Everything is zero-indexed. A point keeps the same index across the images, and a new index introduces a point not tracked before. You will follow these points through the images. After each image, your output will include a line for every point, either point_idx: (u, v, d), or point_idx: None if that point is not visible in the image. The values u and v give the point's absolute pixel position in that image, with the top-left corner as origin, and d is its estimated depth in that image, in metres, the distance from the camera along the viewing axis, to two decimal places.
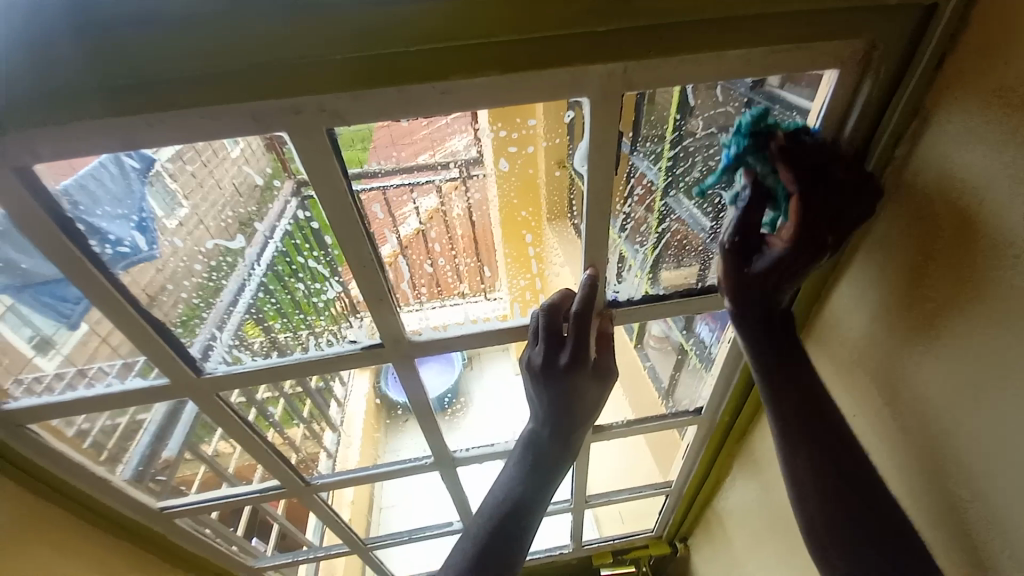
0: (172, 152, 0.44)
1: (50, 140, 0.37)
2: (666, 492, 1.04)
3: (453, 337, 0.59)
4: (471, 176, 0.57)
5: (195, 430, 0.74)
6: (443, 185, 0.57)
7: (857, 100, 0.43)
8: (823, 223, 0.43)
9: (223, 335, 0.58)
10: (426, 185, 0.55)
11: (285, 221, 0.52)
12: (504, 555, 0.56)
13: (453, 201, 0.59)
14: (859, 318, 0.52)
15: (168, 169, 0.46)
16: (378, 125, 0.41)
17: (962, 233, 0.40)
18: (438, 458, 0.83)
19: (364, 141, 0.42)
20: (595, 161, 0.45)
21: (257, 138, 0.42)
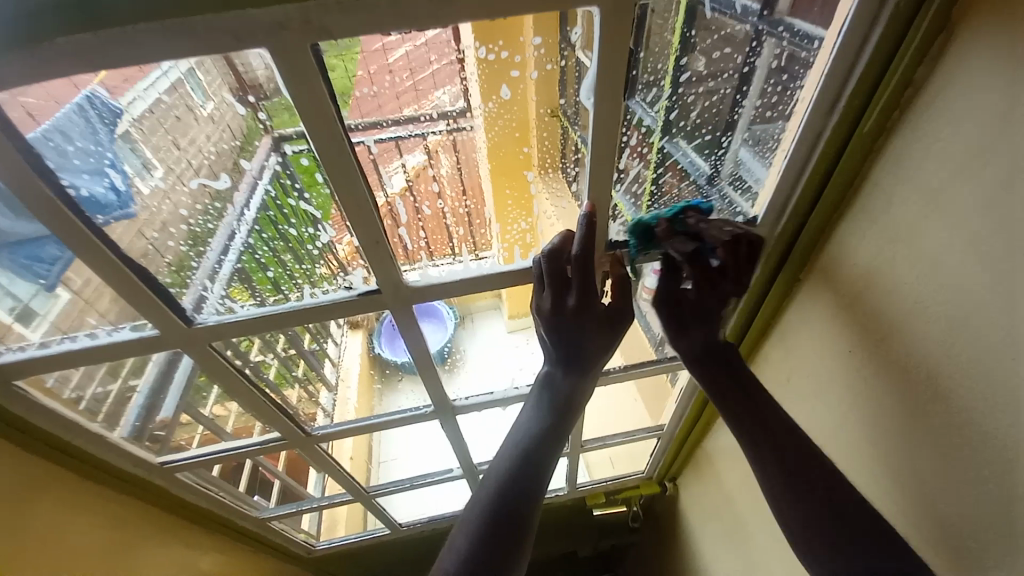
0: (145, 104, 0.42)
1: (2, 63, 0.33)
2: (658, 435, 1.09)
3: (452, 283, 0.58)
4: (457, 128, 0.54)
5: (190, 392, 0.73)
6: (430, 139, 0.54)
7: (884, 12, 0.41)
8: (727, 279, 0.57)
9: (215, 286, 0.56)
10: (411, 140, 0.51)
11: (266, 172, 0.50)
12: (528, 488, 0.58)
13: (440, 156, 0.56)
14: (861, 256, 0.52)
15: (139, 124, 0.43)
16: (357, 75, 0.41)
17: (979, 158, 0.39)
18: (438, 407, 0.84)
19: (346, 94, 0.40)
20: (603, 87, 0.42)
21: (219, 64, 0.38)
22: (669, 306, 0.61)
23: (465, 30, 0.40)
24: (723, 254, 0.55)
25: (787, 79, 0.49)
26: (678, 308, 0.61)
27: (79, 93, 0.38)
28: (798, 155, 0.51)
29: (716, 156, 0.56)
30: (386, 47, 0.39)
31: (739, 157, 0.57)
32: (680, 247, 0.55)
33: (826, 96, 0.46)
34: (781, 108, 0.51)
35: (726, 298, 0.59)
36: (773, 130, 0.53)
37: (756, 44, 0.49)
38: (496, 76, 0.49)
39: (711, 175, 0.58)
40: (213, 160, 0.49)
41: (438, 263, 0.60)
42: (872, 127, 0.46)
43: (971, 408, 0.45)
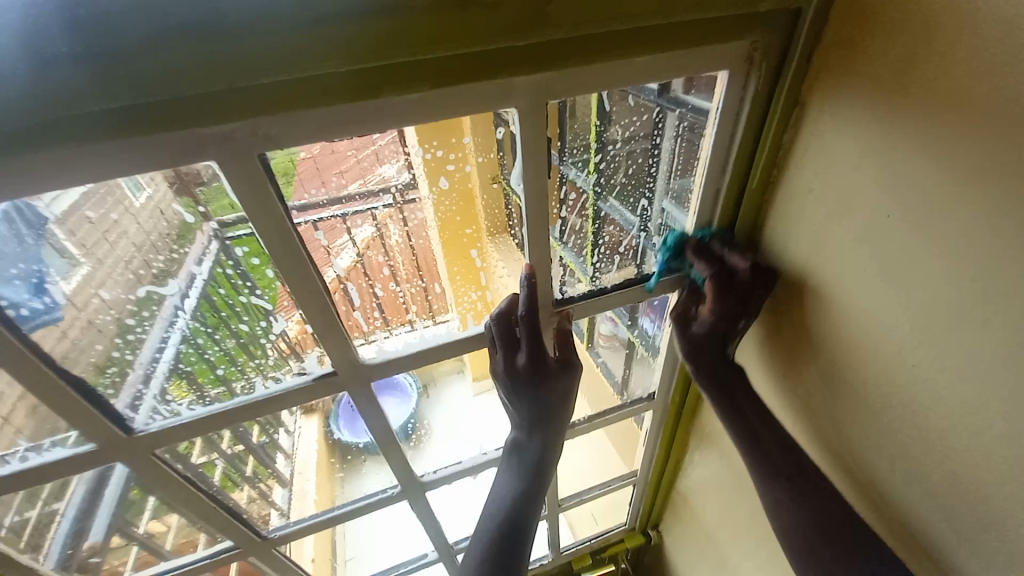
0: (65, 206, 0.40)
1: None
2: (633, 482, 1.08)
3: (409, 355, 0.59)
4: (405, 202, 0.55)
5: (125, 508, 0.66)
6: (378, 214, 0.55)
7: (748, 93, 0.49)
8: (737, 308, 0.58)
9: (150, 389, 0.53)
10: (360, 215, 0.53)
11: (207, 258, 0.49)
12: (512, 562, 0.60)
13: (390, 227, 0.58)
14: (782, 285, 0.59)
15: (64, 224, 0.42)
16: (300, 157, 0.42)
17: (846, 202, 0.47)
18: (405, 486, 0.81)
19: (288, 173, 0.42)
20: (531, 168, 0.48)
21: (164, 176, 0.40)
22: (687, 333, 0.63)
23: (411, 132, 0.46)
24: (744, 279, 0.56)
25: (688, 145, 0.56)
26: (691, 335, 0.63)
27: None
28: (705, 208, 0.58)
29: (642, 210, 0.63)
30: (328, 147, 0.42)
31: (663, 209, 0.63)
32: (703, 269, 0.59)
33: (718, 158, 0.53)
34: (687, 167, 0.58)
35: (733, 330, 0.61)
36: (686, 184, 0.59)
37: (661, 117, 0.55)
38: (438, 166, 0.52)
39: (641, 223, 0.64)
40: (161, 268, 0.49)
41: (394, 332, 0.61)
42: (758, 183, 0.55)
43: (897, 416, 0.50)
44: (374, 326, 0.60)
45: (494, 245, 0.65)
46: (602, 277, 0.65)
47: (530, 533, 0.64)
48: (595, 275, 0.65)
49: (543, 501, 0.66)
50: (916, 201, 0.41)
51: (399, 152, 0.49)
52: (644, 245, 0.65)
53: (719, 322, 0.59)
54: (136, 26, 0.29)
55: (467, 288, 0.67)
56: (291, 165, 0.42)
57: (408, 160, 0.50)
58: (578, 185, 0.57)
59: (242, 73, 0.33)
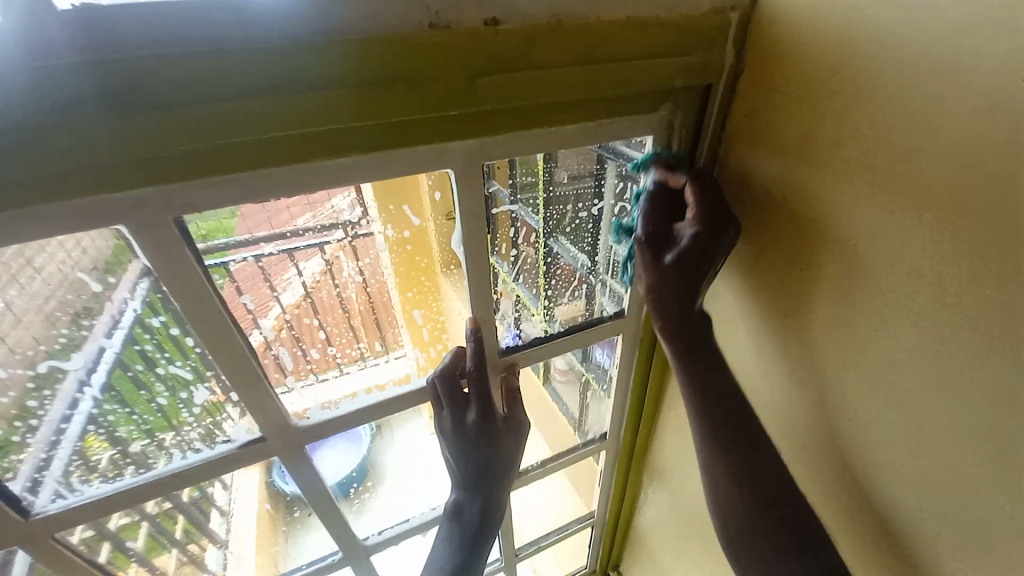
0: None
1: None
2: (591, 524, 1.06)
3: (346, 415, 0.56)
4: (355, 235, 0.54)
5: None
6: (328, 248, 0.54)
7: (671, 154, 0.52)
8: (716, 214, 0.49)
9: (50, 468, 0.47)
10: (307, 250, 0.52)
11: (122, 321, 0.45)
12: None
13: (340, 261, 0.56)
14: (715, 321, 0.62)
15: None
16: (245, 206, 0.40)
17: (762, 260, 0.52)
18: (347, 552, 0.75)
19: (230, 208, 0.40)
20: (477, 222, 0.48)
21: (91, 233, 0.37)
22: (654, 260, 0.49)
23: (367, 188, 0.47)
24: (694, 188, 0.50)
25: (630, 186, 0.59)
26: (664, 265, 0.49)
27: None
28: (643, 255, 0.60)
29: (590, 249, 0.65)
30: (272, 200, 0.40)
31: (612, 251, 0.65)
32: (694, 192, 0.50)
33: None
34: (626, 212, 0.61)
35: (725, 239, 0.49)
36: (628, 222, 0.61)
37: (602, 167, 0.58)
38: (395, 212, 0.53)
39: (592, 265, 0.66)
40: (64, 341, 0.44)
41: (344, 372, 0.61)
42: None
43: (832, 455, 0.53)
44: (320, 370, 0.58)
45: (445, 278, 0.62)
46: (559, 314, 0.67)
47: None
48: (551, 312, 0.67)
49: (483, 559, 0.66)
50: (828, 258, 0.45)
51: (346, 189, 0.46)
52: (594, 284, 0.68)
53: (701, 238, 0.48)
54: (34, 93, 0.27)
55: (419, 324, 0.68)
56: (232, 218, 0.41)
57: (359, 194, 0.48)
58: (529, 223, 0.59)
59: (157, 138, 0.31)
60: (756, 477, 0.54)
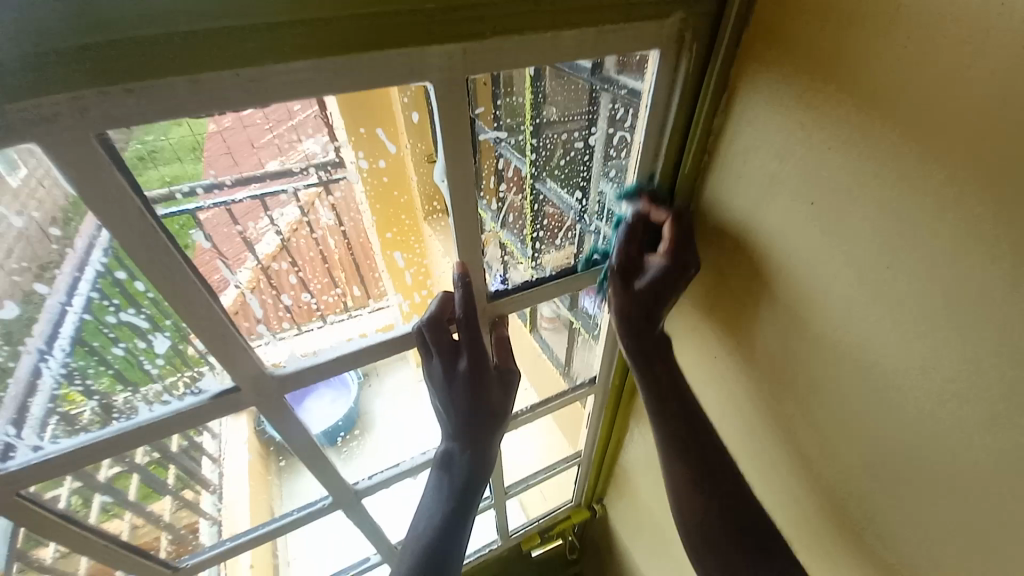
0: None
1: None
2: (577, 462, 1.10)
3: (326, 362, 0.53)
4: (333, 180, 0.51)
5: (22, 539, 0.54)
6: (302, 195, 0.50)
7: (677, 76, 0.47)
8: (686, 245, 0.55)
9: (9, 427, 0.44)
10: (281, 197, 0.47)
11: (69, 269, 0.40)
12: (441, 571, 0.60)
13: (318, 210, 0.53)
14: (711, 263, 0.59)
15: None
16: (209, 131, 0.36)
17: (766, 196, 0.49)
18: (338, 498, 0.75)
19: (195, 149, 0.37)
20: (460, 155, 0.43)
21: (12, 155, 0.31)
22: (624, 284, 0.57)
23: (333, 105, 0.41)
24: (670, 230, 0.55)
25: (620, 125, 0.55)
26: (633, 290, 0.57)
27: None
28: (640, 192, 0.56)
29: (580, 195, 0.61)
30: (237, 119, 0.37)
31: (602, 192, 0.61)
32: (661, 215, 0.56)
33: (650, 145, 0.52)
34: (623, 145, 0.56)
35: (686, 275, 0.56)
36: (621, 162, 0.57)
37: (595, 98, 0.53)
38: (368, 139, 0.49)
39: (580, 208, 0.63)
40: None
41: (327, 322, 0.59)
42: (691, 167, 0.54)
43: (822, 395, 0.53)
44: (302, 322, 0.56)
45: (427, 223, 0.63)
46: (546, 262, 0.64)
47: (461, 537, 0.64)
48: (538, 260, 0.64)
49: (475, 508, 0.66)
50: (835, 193, 0.42)
51: (319, 124, 0.43)
52: (582, 228, 0.64)
53: (670, 276, 0.55)
54: None
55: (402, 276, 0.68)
56: (198, 141, 0.36)
57: (330, 134, 0.46)
58: (516, 166, 0.55)
59: (65, 24, 0.25)
60: (709, 478, 0.62)
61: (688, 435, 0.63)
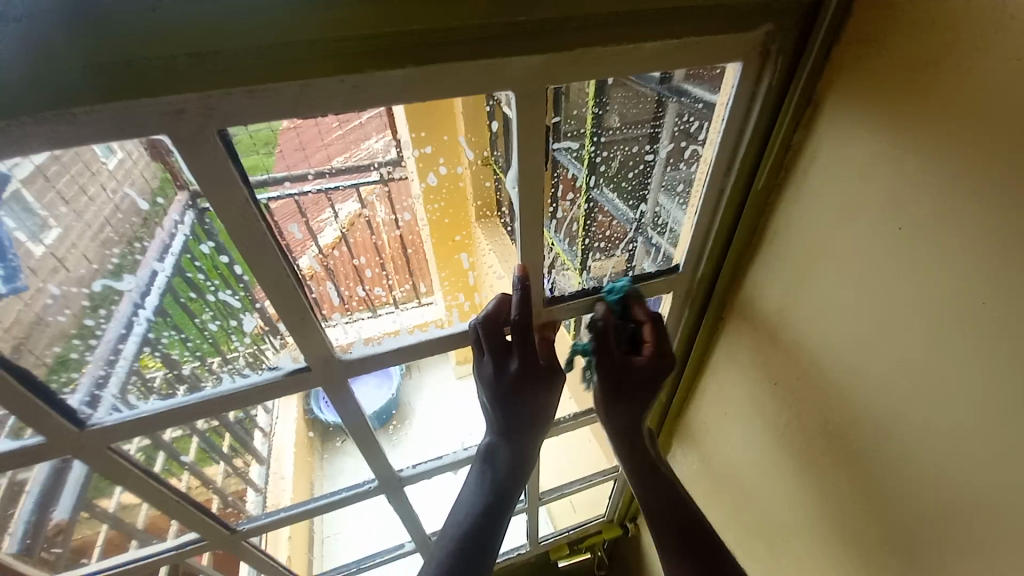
0: (33, 166, 0.36)
1: None
2: (614, 477, 1.08)
3: (389, 352, 0.55)
4: (392, 177, 0.56)
5: (91, 487, 0.61)
6: (362, 190, 0.55)
7: (759, 91, 0.46)
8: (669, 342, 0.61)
9: (112, 380, 0.50)
10: (345, 190, 0.53)
11: (174, 248, 0.46)
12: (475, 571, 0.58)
13: (375, 204, 0.58)
14: (778, 283, 0.56)
15: (30, 185, 0.37)
16: (283, 127, 0.38)
17: (845, 217, 0.46)
18: (383, 480, 0.77)
19: (270, 144, 0.39)
20: (530, 160, 0.44)
21: (136, 142, 0.36)
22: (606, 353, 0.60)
23: (400, 114, 0.44)
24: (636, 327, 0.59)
25: (684, 138, 0.54)
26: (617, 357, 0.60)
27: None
28: (707, 206, 0.55)
29: (638, 205, 0.61)
30: (313, 122, 0.39)
31: (659, 205, 0.61)
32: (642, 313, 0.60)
33: (723, 159, 0.51)
34: (695, 157, 0.54)
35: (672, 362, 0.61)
36: (683, 175, 0.57)
37: (661, 106, 0.53)
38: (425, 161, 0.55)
39: (636, 220, 0.62)
40: (117, 263, 0.45)
41: (376, 313, 0.60)
42: (764, 183, 0.52)
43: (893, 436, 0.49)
44: (355, 309, 0.58)
45: (480, 228, 0.68)
46: (591, 270, 0.64)
47: (500, 533, 0.63)
48: (586, 267, 0.64)
49: (513, 513, 0.64)
50: (930, 217, 0.39)
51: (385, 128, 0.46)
52: (635, 239, 0.64)
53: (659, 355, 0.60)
54: None
55: (449, 282, 0.69)
56: (272, 137, 0.38)
57: (394, 136, 0.49)
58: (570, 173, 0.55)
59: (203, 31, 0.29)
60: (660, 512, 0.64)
61: (645, 470, 0.66)
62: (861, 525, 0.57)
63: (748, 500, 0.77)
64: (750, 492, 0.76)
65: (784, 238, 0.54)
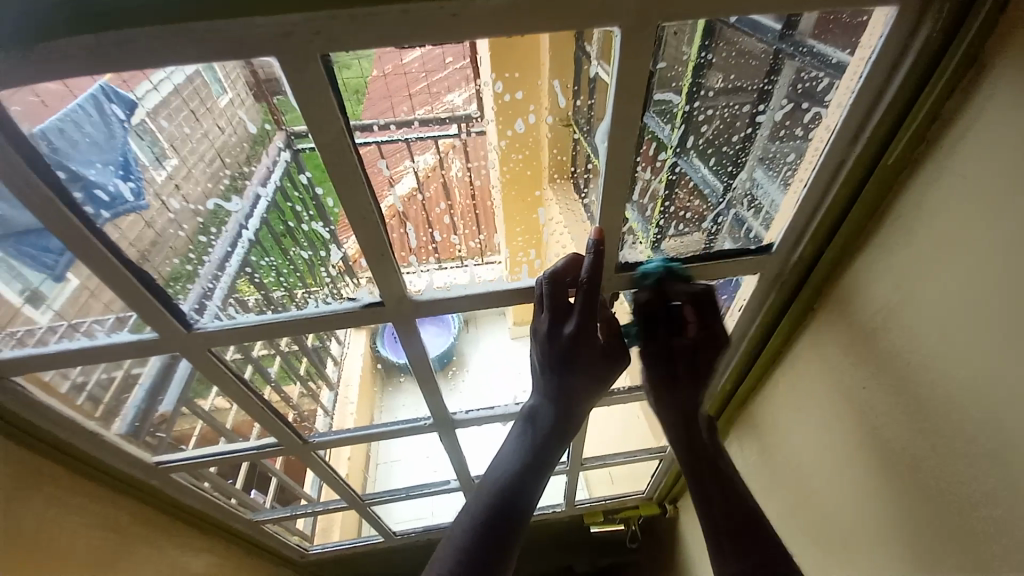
0: (159, 97, 0.41)
1: (27, 64, 0.33)
2: (660, 456, 1.06)
3: (455, 299, 0.57)
4: (469, 132, 0.58)
5: (191, 387, 0.70)
6: (441, 143, 0.58)
7: (913, 43, 0.40)
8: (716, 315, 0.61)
9: (217, 290, 0.55)
10: (423, 142, 0.55)
11: (275, 176, 0.52)
12: (502, 532, 0.57)
13: (451, 158, 0.60)
14: (889, 276, 0.49)
15: (157, 115, 0.43)
16: (374, 75, 0.41)
17: (993, 204, 0.39)
18: (437, 419, 0.82)
19: (359, 91, 0.40)
20: (625, 113, 0.41)
21: (246, 77, 0.39)
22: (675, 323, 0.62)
23: (483, 61, 0.48)
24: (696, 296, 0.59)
25: (796, 108, 0.49)
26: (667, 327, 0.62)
27: (92, 83, 0.37)
28: (819, 180, 0.49)
29: (728, 175, 0.55)
30: (402, 69, 0.43)
31: (753, 180, 0.55)
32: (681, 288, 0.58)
33: (850, 124, 0.45)
34: (806, 125, 0.49)
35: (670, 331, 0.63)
36: (788, 147, 0.51)
37: (776, 67, 0.48)
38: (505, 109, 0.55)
39: (724, 194, 0.56)
40: (229, 183, 0.51)
41: (443, 265, 0.60)
42: (896, 159, 0.45)
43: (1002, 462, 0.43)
44: (422, 259, 0.58)
45: (552, 189, 0.65)
46: (665, 245, 0.59)
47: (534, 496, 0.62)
48: (659, 241, 0.59)
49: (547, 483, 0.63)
50: None
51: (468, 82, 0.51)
52: (721, 217, 0.58)
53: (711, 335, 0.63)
54: None
55: (514, 232, 0.65)
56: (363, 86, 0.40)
57: (477, 90, 0.53)
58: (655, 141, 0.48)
59: None
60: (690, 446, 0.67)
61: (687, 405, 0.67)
62: (936, 554, 0.51)
63: (806, 503, 0.72)
64: (812, 496, 0.71)
65: (906, 225, 0.47)
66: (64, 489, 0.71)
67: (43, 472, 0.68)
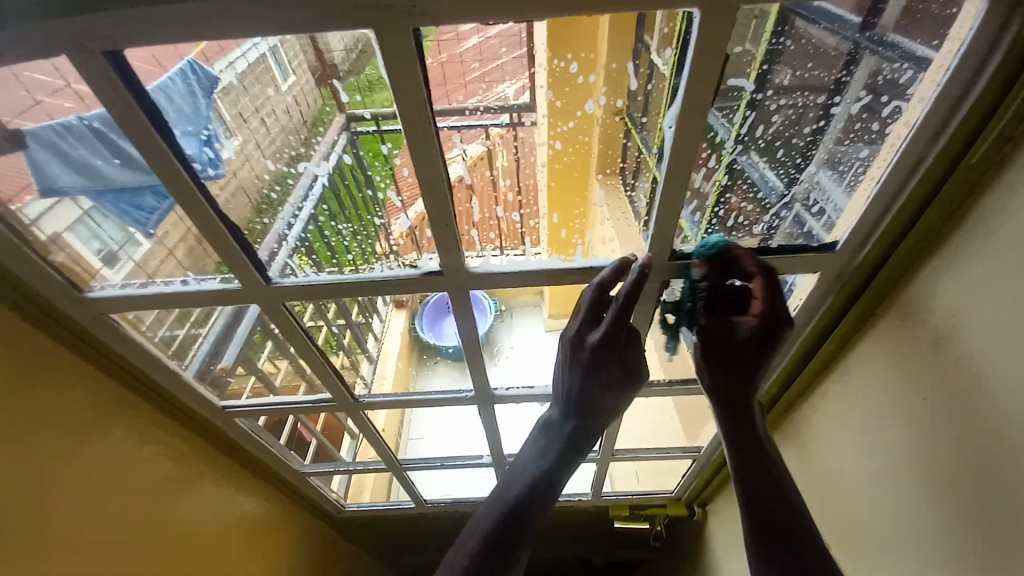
0: (234, 75, 0.48)
1: (157, 28, 0.37)
2: (694, 456, 1.05)
3: (510, 272, 0.59)
4: (521, 122, 0.63)
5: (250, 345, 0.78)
6: (492, 133, 0.60)
7: (1005, 38, 0.37)
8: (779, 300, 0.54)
9: (282, 249, 0.61)
10: (475, 130, 0.55)
11: (331, 160, 0.61)
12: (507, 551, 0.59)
13: (498, 149, 0.63)
14: (966, 281, 0.47)
15: (227, 96, 0.50)
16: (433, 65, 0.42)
17: None
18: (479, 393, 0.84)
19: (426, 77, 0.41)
20: (695, 95, 0.41)
21: (311, 58, 0.47)
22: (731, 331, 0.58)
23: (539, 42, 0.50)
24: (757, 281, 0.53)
25: (869, 106, 0.48)
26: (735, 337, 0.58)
27: (182, 61, 0.43)
28: (893, 179, 0.47)
29: (792, 174, 0.55)
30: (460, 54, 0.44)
31: (818, 177, 0.54)
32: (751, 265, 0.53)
33: (933, 120, 0.43)
34: (879, 123, 0.47)
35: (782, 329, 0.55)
36: (860, 145, 0.50)
37: (854, 60, 0.48)
38: (572, 88, 0.58)
39: (784, 194, 0.56)
40: (301, 152, 0.58)
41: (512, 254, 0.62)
42: (982, 158, 0.43)
43: None
44: (489, 244, 0.62)
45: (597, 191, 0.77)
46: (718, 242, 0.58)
47: (540, 515, 0.63)
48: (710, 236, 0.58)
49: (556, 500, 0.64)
50: None
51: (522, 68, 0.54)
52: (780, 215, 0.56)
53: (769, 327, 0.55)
54: None
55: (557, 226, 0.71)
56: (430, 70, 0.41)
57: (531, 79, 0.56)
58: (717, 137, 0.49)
59: None
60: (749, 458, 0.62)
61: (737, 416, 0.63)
62: None
63: (849, 515, 0.69)
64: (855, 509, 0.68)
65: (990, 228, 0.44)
66: (142, 419, 0.79)
67: (127, 400, 0.76)
